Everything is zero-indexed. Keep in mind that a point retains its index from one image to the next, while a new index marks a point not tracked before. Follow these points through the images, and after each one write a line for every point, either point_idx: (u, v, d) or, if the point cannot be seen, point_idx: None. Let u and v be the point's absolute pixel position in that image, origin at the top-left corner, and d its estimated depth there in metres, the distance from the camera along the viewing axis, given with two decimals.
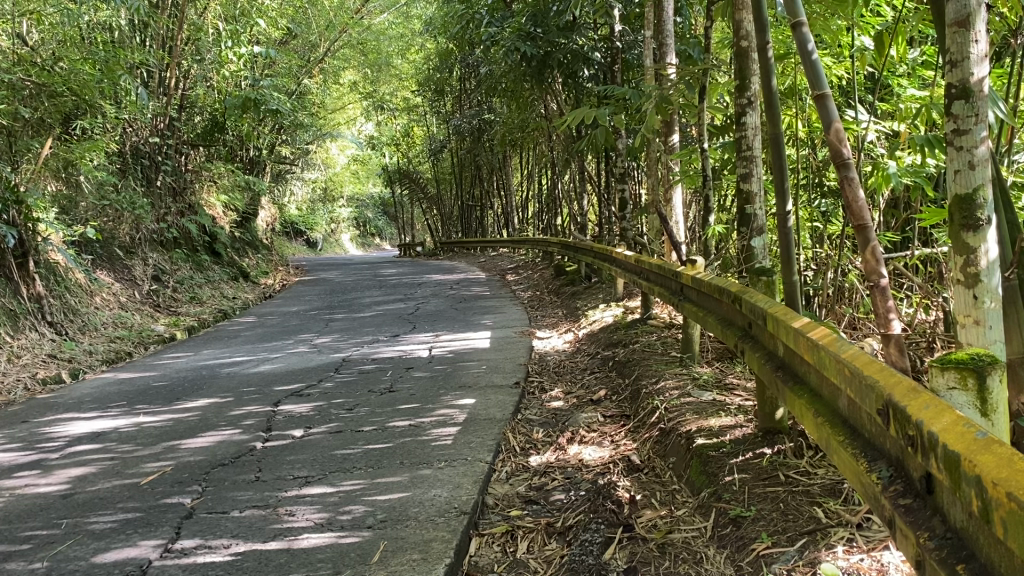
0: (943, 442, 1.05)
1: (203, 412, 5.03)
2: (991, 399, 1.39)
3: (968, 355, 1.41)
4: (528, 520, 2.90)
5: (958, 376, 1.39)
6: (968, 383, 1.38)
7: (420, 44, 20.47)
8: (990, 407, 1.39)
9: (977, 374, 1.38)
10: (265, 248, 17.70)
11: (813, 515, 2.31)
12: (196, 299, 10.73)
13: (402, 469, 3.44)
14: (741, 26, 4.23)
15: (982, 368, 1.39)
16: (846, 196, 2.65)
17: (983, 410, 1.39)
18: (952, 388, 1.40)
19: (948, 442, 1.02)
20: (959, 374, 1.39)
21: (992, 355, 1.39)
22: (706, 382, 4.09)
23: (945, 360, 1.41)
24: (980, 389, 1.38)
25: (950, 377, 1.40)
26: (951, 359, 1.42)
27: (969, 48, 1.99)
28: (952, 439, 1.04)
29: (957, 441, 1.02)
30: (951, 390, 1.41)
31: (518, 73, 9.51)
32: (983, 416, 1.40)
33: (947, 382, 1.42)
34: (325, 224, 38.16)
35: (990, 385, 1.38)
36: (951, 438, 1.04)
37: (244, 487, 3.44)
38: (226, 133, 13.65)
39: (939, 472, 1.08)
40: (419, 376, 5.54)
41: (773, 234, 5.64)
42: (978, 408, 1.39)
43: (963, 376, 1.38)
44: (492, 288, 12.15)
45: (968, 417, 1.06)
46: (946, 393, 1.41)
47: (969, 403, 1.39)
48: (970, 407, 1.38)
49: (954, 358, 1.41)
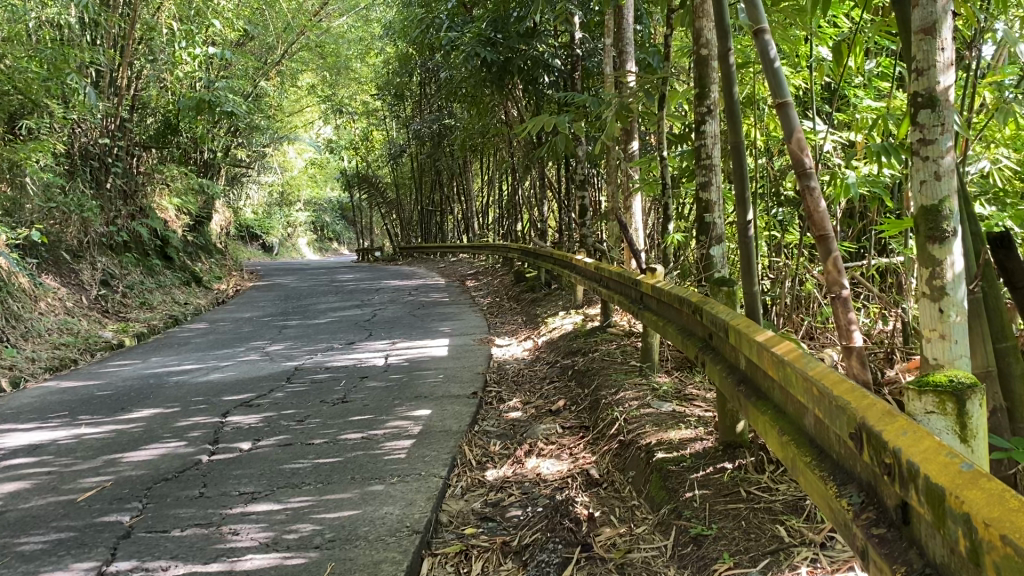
0: (923, 474, 0.98)
1: (147, 423, 4.84)
2: (970, 425, 1.33)
3: (944, 378, 1.35)
4: (483, 538, 2.80)
5: (936, 400, 1.33)
6: (947, 408, 1.31)
7: (380, 47, 20.28)
8: (969, 433, 1.33)
9: (956, 398, 1.32)
10: (219, 252, 17.35)
11: (775, 533, 2.25)
12: (146, 305, 10.44)
13: (353, 485, 3.31)
14: (701, 34, 4.19)
15: (961, 392, 1.32)
16: (807, 206, 2.61)
17: (963, 436, 1.32)
18: (930, 412, 1.34)
19: (931, 473, 0.95)
20: (937, 398, 1.32)
21: (972, 379, 1.33)
22: (666, 393, 4.03)
23: (923, 383, 1.34)
24: (959, 413, 1.32)
25: (928, 401, 1.34)
26: (929, 382, 1.36)
27: (935, 56, 1.94)
28: (935, 470, 0.97)
29: (942, 473, 0.95)
30: (929, 414, 1.35)
31: (479, 78, 9.43)
32: (962, 442, 1.34)
33: (925, 406, 1.36)
34: (281, 227, 37.65)
35: (970, 409, 1.32)
36: (934, 469, 0.97)
37: (186, 504, 3.29)
38: (181, 135, 13.36)
39: (918, 504, 1.01)
40: (374, 386, 5.41)
41: (732, 242, 5.62)
42: (957, 434, 1.33)
43: (941, 400, 1.32)
44: (451, 294, 12.03)
45: (950, 445, 0.99)
46: (924, 417, 1.35)
47: (948, 428, 1.33)
48: (949, 433, 1.32)
49: (931, 381, 1.35)
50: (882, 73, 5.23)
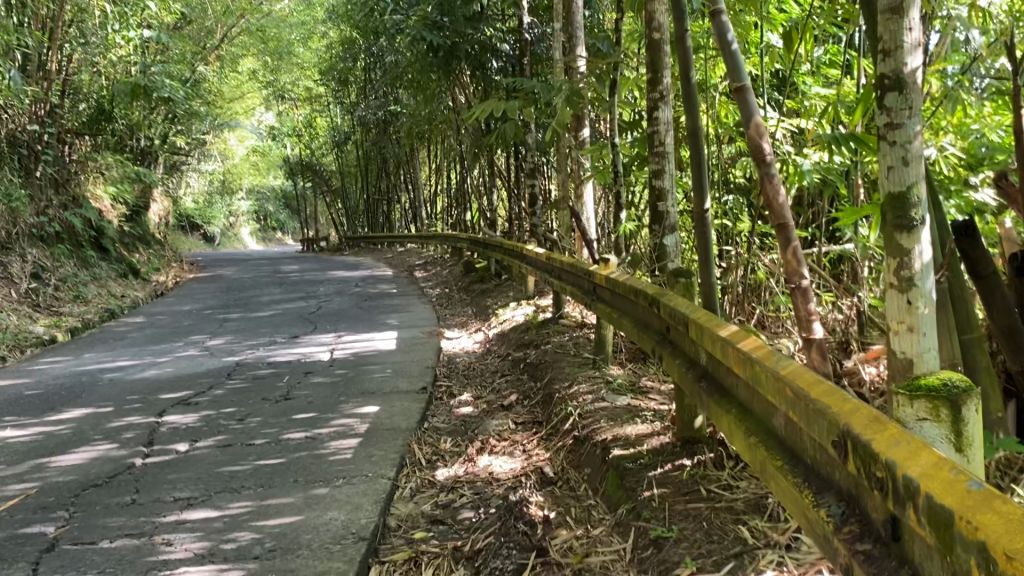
0: (925, 491, 0.89)
1: (77, 424, 4.59)
2: (965, 432, 1.24)
3: (937, 382, 1.25)
4: (433, 544, 2.66)
5: (929, 406, 1.24)
6: (940, 414, 1.23)
7: (323, 32, 19.91)
8: (965, 441, 1.24)
9: (950, 403, 1.23)
10: (158, 243, 16.82)
11: (738, 535, 2.17)
12: (80, 298, 10.02)
13: (296, 489, 3.16)
14: (653, 18, 4.07)
15: (955, 397, 1.23)
16: (766, 194, 2.52)
17: (958, 446, 1.23)
18: (921, 419, 1.25)
19: (936, 494, 0.86)
20: (930, 404, 1.23)
21: (965, 381, 1.24)
22: (621, 385, 3.94)
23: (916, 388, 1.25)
24: (953, 420, 1.22)
25: (920, 407, 1.25)
26: (919, 386, 1.26)
27: (903, 36, 1.86)
28: (939, 490, 0.88)
29: (947, 493, 0.86)
30: (920, 421, 1.25)
31: (425, 63, 9.25)
32: (956, 451, 1.25)
33: (916, 412, 1.26)
34: (223, 217, 36.82)
35: (965, 415, 1.23)
36: (939, 487, 0.88)
37: (116, 512, 3.08)
38: (115, 121, 12.89)
39: (916, 525, 0.92)
40: (319, 382, 5.22)
41: (683, 230, 5.56)
42: (951, 442, 1.24)
43: (935, 406, 1.22)
44: (399, 285, 11.83)
45: (952, 459, 0.91)
46: (915, 424, 1.25)
47: (942, 436, 1.23)
48: (944, 442, 1.22)
49: (923, 385, 1.25)
50: (830, 60, 5.22)
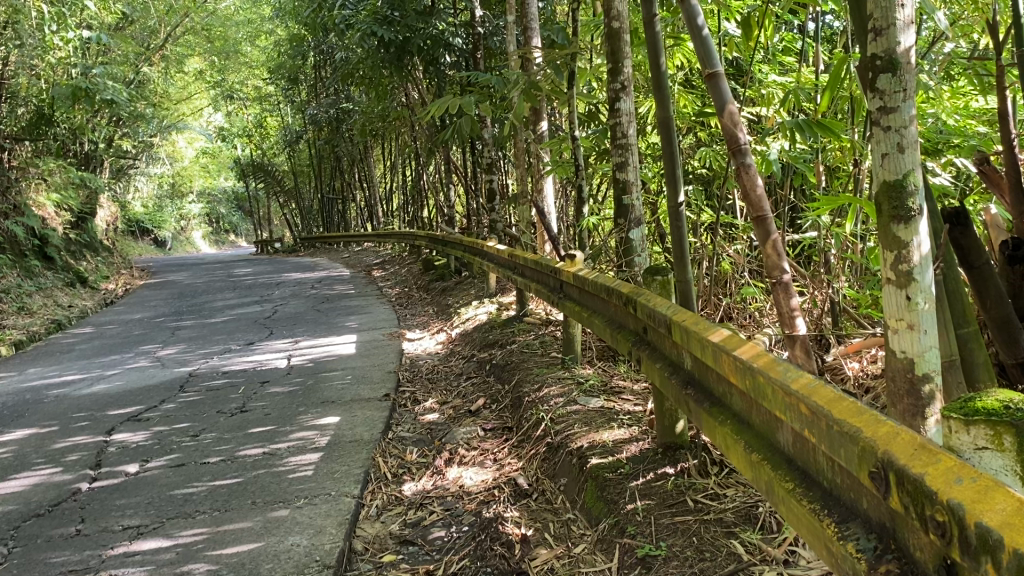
0: (1010, 547, 0.76)
1: (19, 446, 4.33)
2: None
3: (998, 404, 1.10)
4: (403, 568, 2.50)
5: (991, 432, 1.09)
6: (1005, 442, 1.07)
7: (270, 29, 19.53)
8: None
9: (1016, 431, 1.07)
10: (106, 250, 16.32)
11: (732, 551, 2.04)
12: (25, 310, 9.62)
13: (254, 511, 2.96)
14: (611, 6, 3.91)
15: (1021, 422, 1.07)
16: (742, 184, 2.36)
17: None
18: (982, 448, 1.10)
19: None
20: (992, 430, 1.08)
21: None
22: (592, 386, 3.80)
23: (972, 412, 1.11)
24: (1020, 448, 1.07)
25: (979, 434, 1.10)
26: (976, 409, 1.12)
27: (895, 13, 1.72)
28: None
29: None
30: (979, 451, 1.11)
31: (376, 60, 9.03)
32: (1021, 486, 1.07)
33: (973, 440, 1.11)
34: (173, 221, 36.04)
35: None
36: None
37: (59, 546, 2.86)
38: (56, 125, 12.48)
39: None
40: (276, 392, 5.00)
41: (649, 223, 5.42)
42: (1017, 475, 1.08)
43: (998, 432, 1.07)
44: (357, 285, 11.59)
45: None
46: (975, 454, 1.11)
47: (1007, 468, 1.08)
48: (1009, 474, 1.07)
49: (982, 410, 1.11)
50: (784, 46, 5.12)
